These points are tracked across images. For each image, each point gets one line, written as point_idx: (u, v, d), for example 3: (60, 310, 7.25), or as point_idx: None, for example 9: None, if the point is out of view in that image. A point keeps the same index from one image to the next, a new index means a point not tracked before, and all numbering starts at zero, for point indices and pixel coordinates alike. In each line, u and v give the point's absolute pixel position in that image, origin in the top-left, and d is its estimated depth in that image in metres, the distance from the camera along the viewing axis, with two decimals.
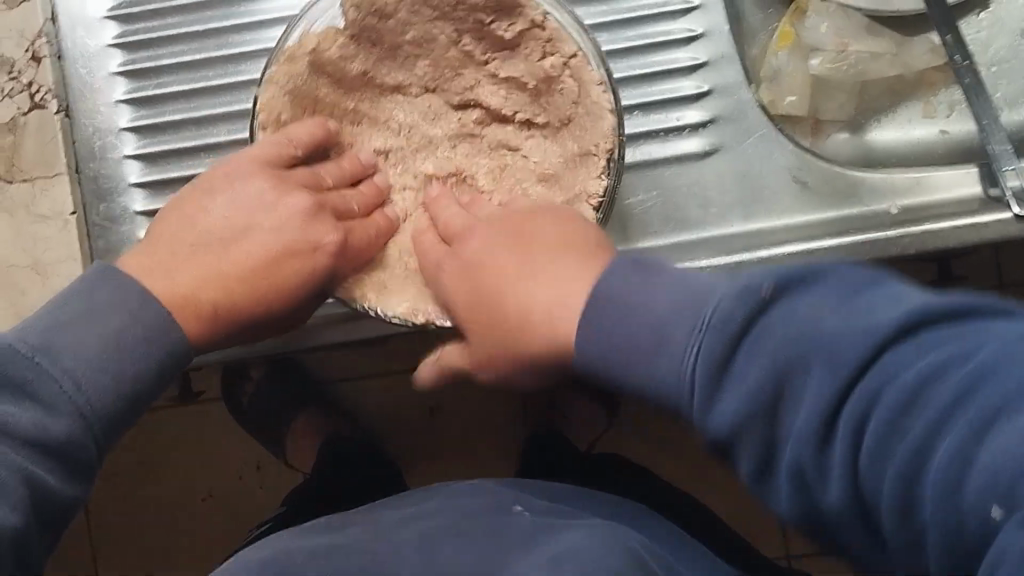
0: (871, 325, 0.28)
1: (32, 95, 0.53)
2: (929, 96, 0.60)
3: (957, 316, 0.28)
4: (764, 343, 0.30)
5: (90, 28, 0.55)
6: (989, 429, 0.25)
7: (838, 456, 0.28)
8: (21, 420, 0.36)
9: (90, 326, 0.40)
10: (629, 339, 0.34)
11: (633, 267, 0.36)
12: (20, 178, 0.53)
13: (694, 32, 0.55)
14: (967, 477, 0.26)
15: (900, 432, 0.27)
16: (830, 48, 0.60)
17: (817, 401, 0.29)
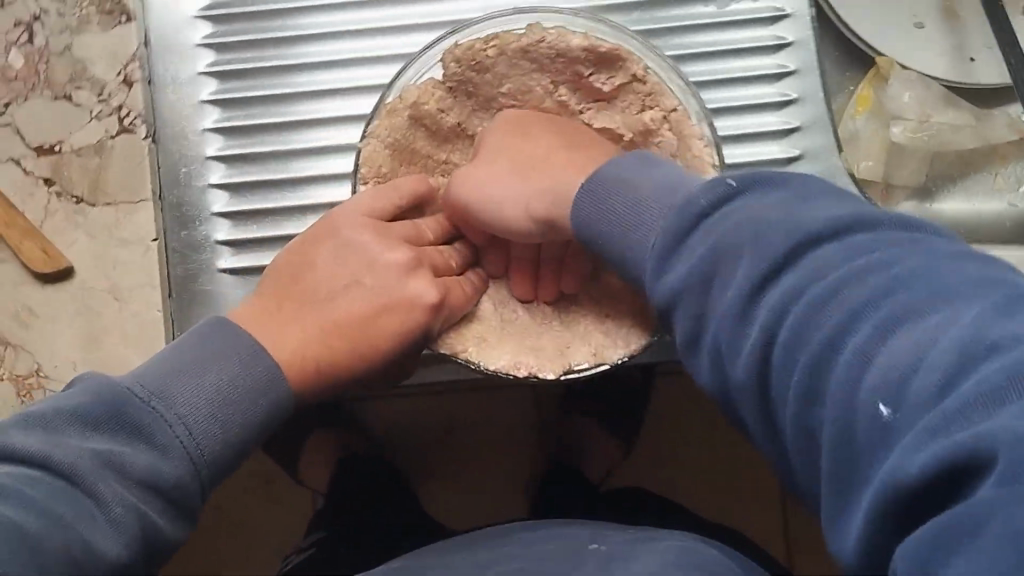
0: (906, 268, 0.30)
1: (121, 118, 0.54)
2: (1001, 168, 0.62)
3: (990, 277, 0.29)
4: (813, 258, 0.32)
5: (184, 57, 0.54)
6: (975, 358, 0.26)
7: (861, 322, 0.30)
8: (135, 461, 0.36)
9: (204, 373, 0.41)
10: (706, 237, 0.36)
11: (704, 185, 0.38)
12: (104, 201, 0.53)
13: (788, 96, 0.54)
14: (947, 395, 0.26)
15: (901, 344, 0.28)
16: (912, 117, 0.61)
17: (837, 349, 0.30)
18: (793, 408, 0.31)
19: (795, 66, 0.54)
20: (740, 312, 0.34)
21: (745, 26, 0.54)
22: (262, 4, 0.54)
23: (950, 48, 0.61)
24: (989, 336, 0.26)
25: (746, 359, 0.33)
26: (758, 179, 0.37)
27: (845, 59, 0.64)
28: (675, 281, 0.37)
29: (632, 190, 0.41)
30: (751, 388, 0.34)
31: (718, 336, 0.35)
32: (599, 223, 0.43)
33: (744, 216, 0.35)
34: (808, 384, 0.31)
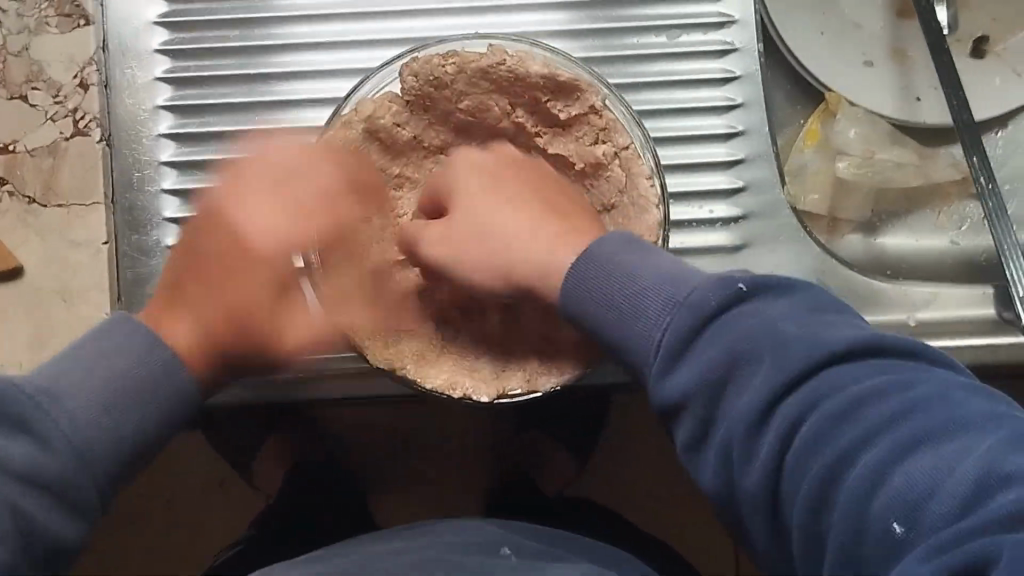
0: (918, 396, 0.35)
1: (75, 121, 0.54)
2: (945, 207, 0.64)
3: (1001, 416, 0.35)
4: (825, 379, 0.36)
5: (140, 60, 0.55)
6: (995, 487, 0.32)
7: (875, 440, 0.35)
8: (12, 450, 0.40)
9: (92, 369, 0.44)
10: (711, 343, 0.39)
11: (640, 259, 0.43)
12: (55, 202, 0.53)
13: (734, 129, 0.56)
14: (972, 514, 0.32)
15: (920, 469, 0.33)
16: (857, 154, 0.64)
17: (877, 456, 0.34)
18: (801, 514, 0.36)
19: (742, 100, 0.56)
20: (756, 420, 0.37)
21: (694, 57, 0.56)
22: (221, 14, 0.56)
23: (897, 86, 0.63)
24: (1004, 467, 0.32)
25: (761, 468, 0.37)
26: (771, 286, 0.40)
27: (797, 93, 0.65)
28: (683, 386, 0.39)
29: (627, 276, 0.42)
30: (761, 493, 0.37)
31: (729, 442, 0.38)
32: (584, 297, 0.44)
33: (744, 329, 0.38)
34: (815, 493, 0.35)
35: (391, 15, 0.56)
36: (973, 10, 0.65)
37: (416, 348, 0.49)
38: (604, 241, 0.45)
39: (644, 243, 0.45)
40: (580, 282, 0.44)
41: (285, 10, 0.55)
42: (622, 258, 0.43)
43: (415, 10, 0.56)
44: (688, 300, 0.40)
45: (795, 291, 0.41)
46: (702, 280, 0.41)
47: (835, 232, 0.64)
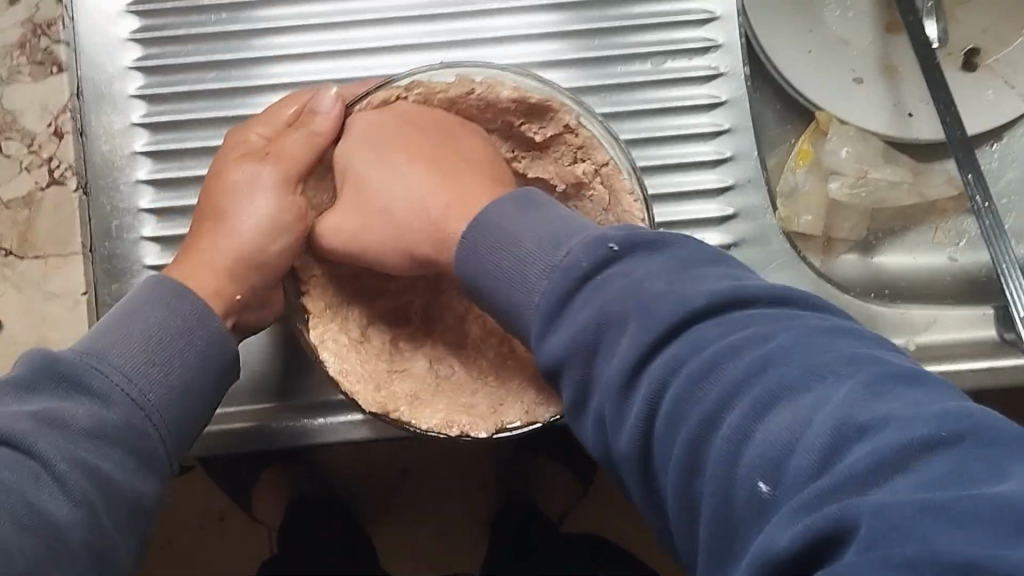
0: (777, 347, 0.29)
1: (50, 170, 0.53)
2: (942, 223, 0.63)
3: (864, 356, 0.29)
4: (688, 339, 0.31)
5: (117, 105, 0.54)
6: (849, 438, 0.26)
7: (739, 397, 0.29)
8: (76, 414, 0.40)
9: (131, 325, 0.43)
10: (588, 302, 0.35)
11: (519, 203, 0.40)
12: (32, 254, 0.52)
13: (723, 155, 0.55)
14: (829, 471, 0.26)
15: (780, 423, 0.28)
16: (849, 174, 0.62)
17: (741, 416, 0.29)
18: (675, 481, 0.31)
19: (730, 125, 0.55)
20: (622, 389, 0.33)
21: (681, 83, 0.55)
22: (196, 54, 0.54)
23: (889, 104, 0.62)
24: (861, 417, 0.26)
25: (631, 432, 0.32)
26: (643, 242, 0.35)
27: (787, 112, 0.64)
28: (560, 348, 0.35)
29: (507, 240, 0.39)
30: (632, 455, 0.33)
31: (602, 407, 0.34)
32: (478, 266, 0.40)
33: (624, 285, 0.34)
34: (689, 455, 0.30)
35: (370, 51, 0.55)
36: (962, 23, 0.63)
37: (410, 389, 0.47)
38: (495, 205, 0.40)
39: (542, 197, 0.41)
40: (472, 250, 0.40)
41: (263, 50, 0.55)
42: (507, 221, 0.39)
43: (394, 45, 0.55)
44: (560, 263, 0.36)
45: (668, 247, 0.36)
46: (577, 240, 0.37)
47: (831, 252, 0.63)
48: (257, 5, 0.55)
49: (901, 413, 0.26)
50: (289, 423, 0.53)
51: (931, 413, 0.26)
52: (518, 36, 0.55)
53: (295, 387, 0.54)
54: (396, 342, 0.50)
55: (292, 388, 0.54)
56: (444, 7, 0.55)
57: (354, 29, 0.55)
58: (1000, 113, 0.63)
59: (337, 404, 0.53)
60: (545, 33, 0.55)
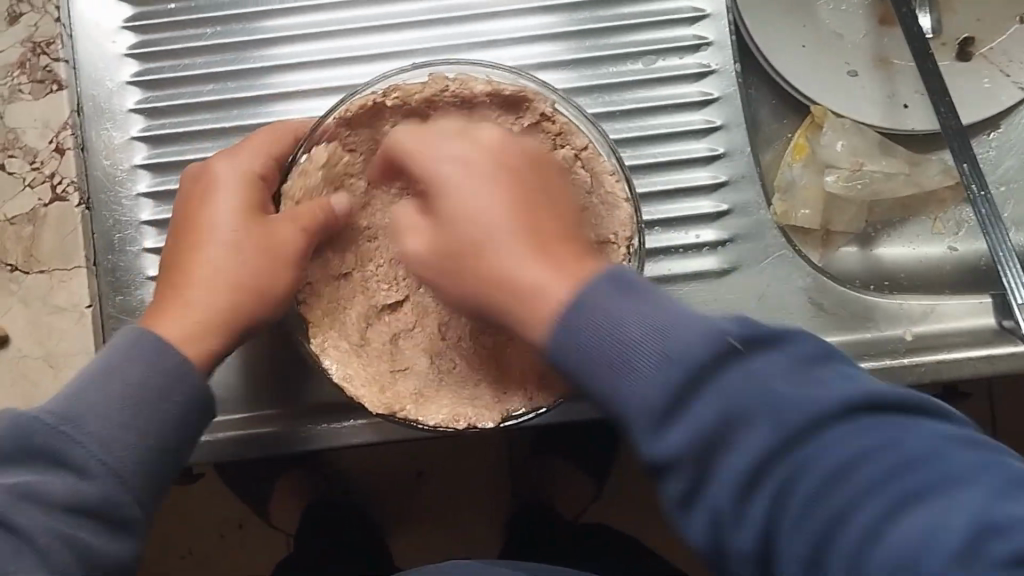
0: (918, 453, 0.32)
1: (53, 186, 0.53)
2: (940, 214, 0.63)
3: (979, 460, 0.32)
4: (822, 441, 0.32)
5: (116, 121, 0.55)
6: (984, 536, 0.30)
7: (868, 495, 0.32)
8: (50, 488, 0.38)
9: (107, 387, 0.41)
10: (711, 401, 0.33)
11: (620, 283, 0.36)
12: (37, 269, 0.53)
13: (715, 151, 0.55)
14: (974, 566, 0.30)
15: (915, 525, 0.31)
16: (845, 166, 0.62)
17: (858, 493, 0.32)
18: (793, 567, 0.33)
19: (722, 122, 0.56)
20: (742, 487, 0.33)
21: (672, 81, 0.56)
22: (195, 68, 0.55)
23: (883, 96, 0.62)
24: (994, 515, 0.30)
25: (719, 502, 0.33)
26: (762, 335, 0.34)
27: (783, 108, 0.64)
28: (677, 446, 0.33)
29: (603, 325, 0.35)
30: (751, 556, 0.33)
31: (717, 508, 0.34)
32: (581, 363, 0.36)
33: (747, 385, 0.33)
34: (815, 551, 0.32)
35: (366, 60, 0.55)
36: (956, 14, 0.64)
37: (414, 387, 0.47)
38: (592, 285, 0.36)
39: (635, 278, 0.37)
40: (562, 328, 0.36)
41: (259, 60, 0.56)
42: (602, 306, 0.35)
43: (388, 53, 0.55)
44: (672, 348, 0.34)
45: (787, 340, 0.35)
46: (697, 326, 0.34)
47: (830, 245, 0.63)
48: (254, 17, 0.56)
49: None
50: (292, 427, 0.54)
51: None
52: (510, 41, 0.56)
53: (298, 390, 0.55)
54: (399, 339, 0.49)
55: (295, 390, 0.55)
56: (436, 15, 0.56)
57: (349, 39, 0.56)
58: (997, 102, 0.63)
59: (339, 407, 0.54)
60: (535, 36, 0.56)
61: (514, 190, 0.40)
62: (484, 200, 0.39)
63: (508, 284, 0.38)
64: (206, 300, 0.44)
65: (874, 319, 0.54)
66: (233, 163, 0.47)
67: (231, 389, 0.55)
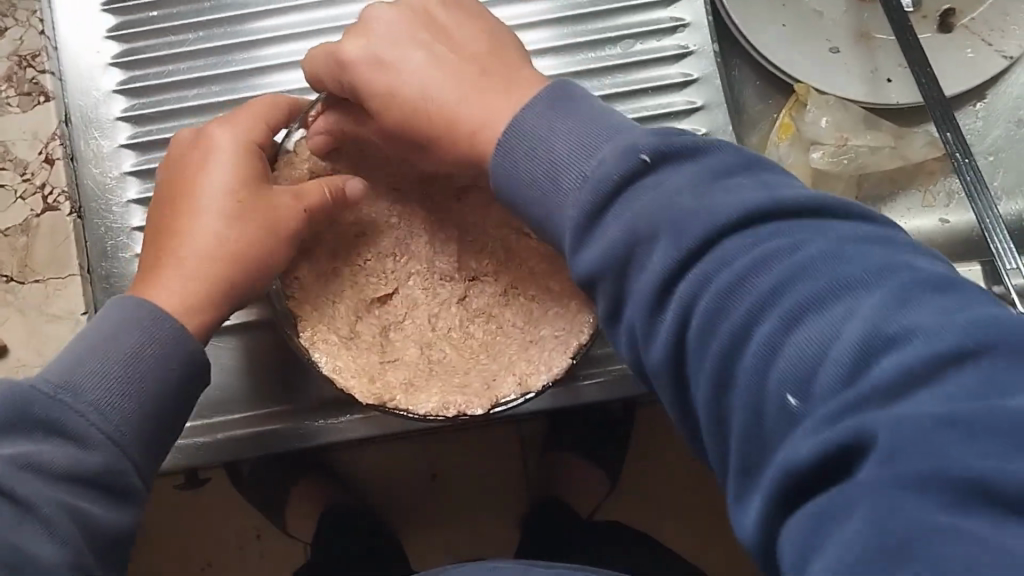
0: (815, 259, 0.28)
1: (44, 197, 0.54)
2: (929, 186, 0.63)
3: (897, 264, 0.27)
4: (720, 253, 0.30)
5: (103, 129, 0.55)
6: (880, 350, 0.25)
7: (777, 298, 0.28)
8: (53, 457, 0.38)
9: (107, 356, 0.41)
10: (627, 214, 0.33)
11: (553, 102, 0.37)
12: (32, 278, 0.54)
13: (698, 131, 0.55)
14: (857, 383, 0.25)
15: (811, 335, 0.27)
16: (830, 142, 0.62)
17: (770, 313, 0.28)
18: (706, 399, 0.30)
19: (703, 102, 0.56)
20: (652, 305, 0.32)
21: (652, 64, 0.56)
22: (181, 74, 0.56)
23: (866, 70, 0.63)
24: (887, 328, 0.25)
25: (664, 339, 0.31)
26: (680, 149, 0.33)
27: (767, 88, 0.64)
28: (597, 263, 0.33)
29: (537, 141, 0.37)
30: (667, 377, 0.32)
31: (634, 325, 0.33)
32: (514, 180, 0.37)
33: (656, 197, 0.32)
34: (720, 376, 0.29)
35: None
36: None
37: (404, 377, 0.47)
38: (528, 106, 0.38)
39: (582, 92, 0.38)
40: (509, 155, 0.37)
41: (242, 64, 0.56)
42: (536, 123, 0.37)
43: None
44: (591, 173, 0.34)
45: (707, 155, 0.33)
46: (615, 146, 0.34)
47: None
48: (236, 21, 0.57)
49: (928, 325, 0.25)
50: (292, 424, 0.55)
51: (962, 323, 0.24)
52: None
53: (296, 387, 0.55)
54: (388, 332, 0.50)
55: (293, 387, 0.55)
56: None
57: (329, 39, 0.56)
58: (980, 70, 0.62)
59: (336, 402, 0.55)
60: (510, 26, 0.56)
61: (449, 42, 0.43)
62: (409, 62, 0.42)
63: (450, 117, 0.41)
64: (194, 261, 0.45)
65: None
66: (228, 129, 0.47)
67: (230, 389, 0.55)
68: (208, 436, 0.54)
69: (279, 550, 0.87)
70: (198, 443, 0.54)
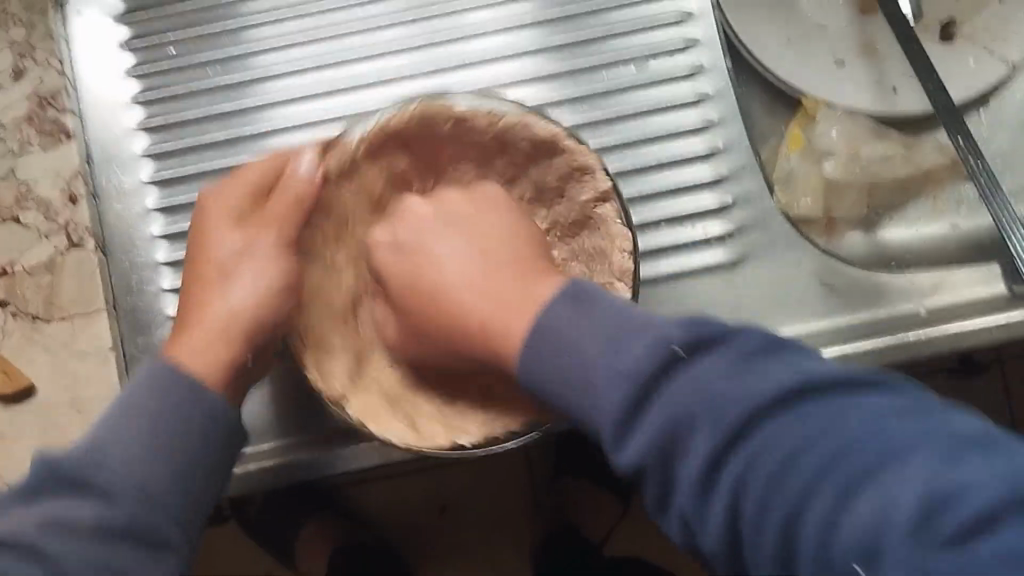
0: (859, 437, 0.32)
1: (69, 235, 0.54)
2: (938, 192, 0.63)
3: (931, 427, 0.32)
4: (761, 435, 0.34)
5: (125, 165, 0.56)
6: (938, 512, 0.30)
7: (822, 489, 0.32)
8: (77, 513, 0.41)
9: (126, 417, 0.43)
10: (766, 446, 0.33)
11: (572, 300, 0.40)
12: (59, 316, 0.53)
13: (715, 146, 0.57)
14: (929, 535, 0.30)
15: (872, 507, 0.31)
16: (842, 153, 0.63)
17: (704, 454, 0.34)
18: (766, 572, 0.33)
19: (718, 117, 0.57)
20: (700, 492, 0.34)
21: (665, 82, 0.57)
22: (199, 109, 0.57)
23: (872, 81, 0.64)
24: (944, 494, 0.30)
25: (716, 524, 0.34)
26: (704, 339, 0.36)
27: (775, 103, 0.65)
28: (636, 456, 0.35)
29: (567, 345, 0.38)
30: (724, 551, 0.34)
31: (682, 509, 0.35)
32: (541, 380, 0.39)
33: (688, 386, 0.35)
34: (783, 545, 0.33)
35: (367, 87, 0.57)
36: None
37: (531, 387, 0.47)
38: (551, 309, 0.40)
39: (596, 288, 0.40)
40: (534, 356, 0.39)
41: (254, 99, 0.57)
42: (564, 324, 0.39)
43: (384, 78, 0.57)
44: (625, 369, 0.36)
45: (733, 337, 0.36)
46: (637, 338, 0.37)
47: (834, 232, 0.63)
48: (249, 55, 0.57)
49: (981, 482, 0.30)
50: (313, 455, 0.53)
51: (997, 479, 0.30)
52: (501, 56, 0.57)
53: (319, 420, 0.54)
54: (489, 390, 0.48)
55: (312, 420, 0.54)
56: (422, 40, 0.57)
57: (339, 71, 0.57)
58: (983, 79, 0.64)
59: (350, 431, 0.53)
60: (515, 52, 0.57)
61: (478, 229, 0.48)
62: (448, 248, 0.47)
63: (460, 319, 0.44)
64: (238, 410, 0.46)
65: (885, 296, 0.55)
66: (241, 260, 0.47)
67: (250, 422, 0.54)
68: (231, 467, 0.53)
69: None
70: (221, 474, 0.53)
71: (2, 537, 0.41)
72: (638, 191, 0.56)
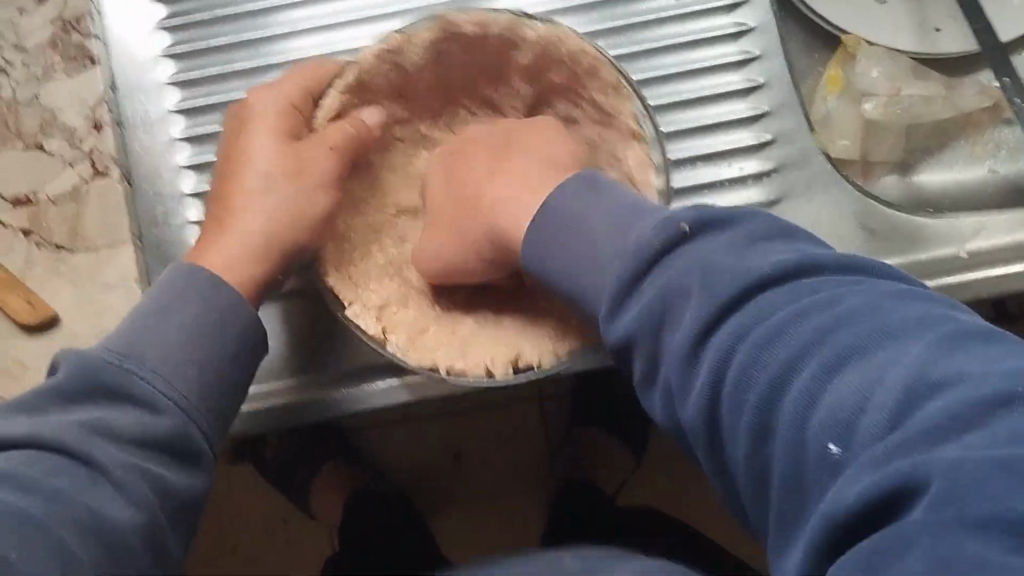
0: (848, 312, 0.31)
1: (93, 163, 0.54)
2: (979, 137, 0.62)
3: (936, 316, 0.30)
4: (749, 312, 0.33)
5: (150, 94, 0.54)
6: (924, 395, 0.27)
7: (804, 362, 0.31)
8: (120, 419, 0.41)
9: (166, 321, 0.44)
10: (703, 278, 0.35)
11: (588, 186, 0.43)
12: (84, 247, 0.53)
13: (754, 82, 0.55)
14: (902, 424, 0.27)
15: (847, 391, 0.29)
16: (882, 94, 0.62)
17: (632, 259, 0.37)
18: (744, 452, 0.33)
19: (758, 52, 0.56)
20: (684, 365, 0.35)
21: (705, 14, 0.56)
22: (223, 36, 0.55)
23: (913, 23, 0.62)
24: (933, 374, 0.28)
25: (695, 402, 0.34)
26: (718, 217, 0.37)
27: (812, 42, 0.63)
28: (633, 322, 0.37)
29: (576, 224, 0.42)
30: (699, 424, 0.35)
31: (668, 377, 0.36)
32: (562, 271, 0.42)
33: (685, 264, 0.36)
34: (759, 419, 0.32)
35: (397, 15, 0.55)
36: None
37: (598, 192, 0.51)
38: (563, 194, 0.43)
39: (606, 178, 0.44)
40: (543, 243, 0.43)
41: (275, 23, 0.55)
42: (576, 205, 0.42)
43: (413, 5, 0.55)
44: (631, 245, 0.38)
45: (745, 221, 0.37)
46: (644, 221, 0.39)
47: (870, 175, 0.62)
48: None
49: (974, 370, 0.27)
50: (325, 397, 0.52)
51: (1001, 373, 0.27)
52: None
53: (333, 358, 0.53)
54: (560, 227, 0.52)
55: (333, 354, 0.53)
56: None
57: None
58: None
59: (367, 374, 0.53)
60: None
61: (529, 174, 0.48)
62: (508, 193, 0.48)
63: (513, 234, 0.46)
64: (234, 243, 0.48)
65: (925, 240, 0.53)
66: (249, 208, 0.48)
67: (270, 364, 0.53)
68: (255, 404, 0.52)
69: (297, 538, 0.85)
70: (255, 407, 0.52)
71: (30, 441, 0.39)
72: (672, 128, 0.55)
